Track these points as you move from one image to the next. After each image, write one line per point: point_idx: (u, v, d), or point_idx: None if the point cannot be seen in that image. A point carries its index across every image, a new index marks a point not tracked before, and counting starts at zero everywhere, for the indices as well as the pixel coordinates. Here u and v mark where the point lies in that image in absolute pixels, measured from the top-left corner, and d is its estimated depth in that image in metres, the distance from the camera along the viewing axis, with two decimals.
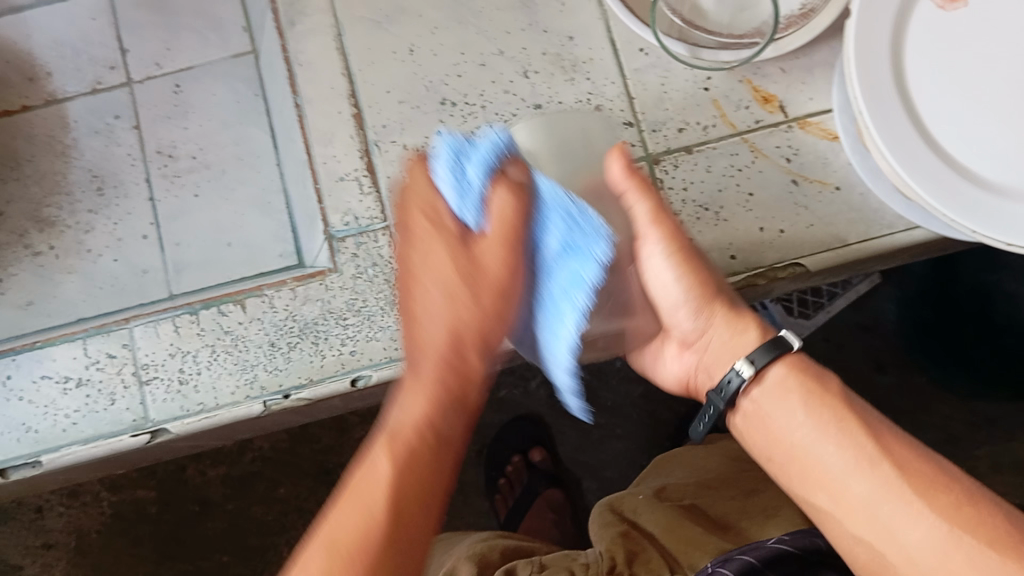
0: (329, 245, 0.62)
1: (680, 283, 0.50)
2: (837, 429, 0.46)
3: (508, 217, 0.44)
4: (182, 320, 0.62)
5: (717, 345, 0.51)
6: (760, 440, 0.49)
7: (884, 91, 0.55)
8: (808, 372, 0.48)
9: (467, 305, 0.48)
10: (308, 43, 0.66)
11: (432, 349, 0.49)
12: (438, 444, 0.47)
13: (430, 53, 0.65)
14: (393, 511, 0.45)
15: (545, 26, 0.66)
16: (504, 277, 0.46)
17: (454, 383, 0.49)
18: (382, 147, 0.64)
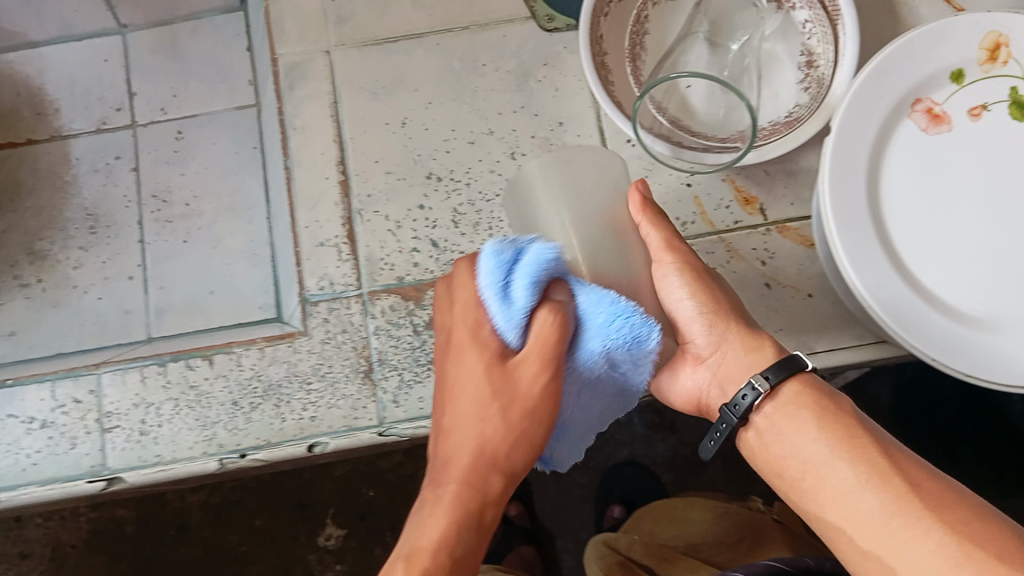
0: (302, 308, 0.63)
1: (691, 300, 0.50)
2: (847, 441, 0.44)
3: (547, 337, 0.43)
4: (150, 371, 0.62)
5: (732, 359, 0.50)
6: (772, 457, 0.47)
7: (855, 201, 0.55)
8: (821, 391, 0.47)
9: (499, 421, 0.44)
10: (305, 109, 0.67)
11: (457, 460, 0.45)
12: (457, 567, 0.42)
13: (421, 126, 0.66)
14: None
15: (537, 109, 0.66)
16: (540, 390, 0.44)
17: (474, 500, 0.44)
18: (364, 216, 0.65)
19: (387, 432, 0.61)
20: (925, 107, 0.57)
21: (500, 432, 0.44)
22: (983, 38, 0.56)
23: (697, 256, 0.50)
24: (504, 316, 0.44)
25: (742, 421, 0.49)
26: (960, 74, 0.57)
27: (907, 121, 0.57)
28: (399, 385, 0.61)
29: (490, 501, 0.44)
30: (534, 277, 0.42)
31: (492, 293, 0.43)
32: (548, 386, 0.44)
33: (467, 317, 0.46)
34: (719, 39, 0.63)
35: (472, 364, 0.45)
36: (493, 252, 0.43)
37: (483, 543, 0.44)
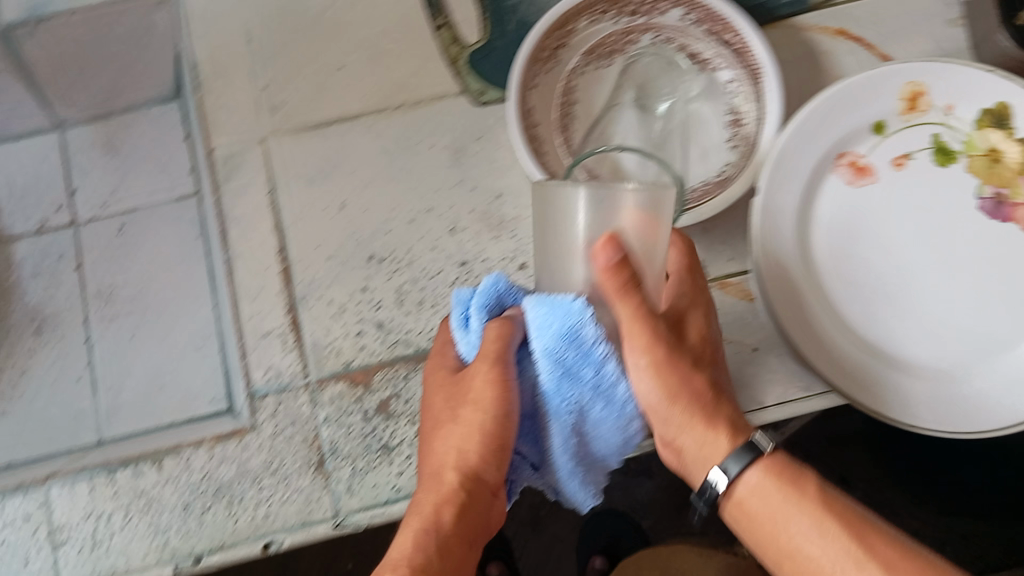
0: (249, 403, 0.63)
1: (655, 397, 0.49)
2: (820, 528, 0.46)
3: (496, 347, 0.48)
4: (99, 481, 0.61)
5: (690, 452, 0.50)
6: (751, 538, 0.50)
7: (782, 258, 0.56)
8: (785, 475, 0.48)
9: (463, 434, 0.50)
10: (241, 200, 0.67)
11: (431, 465, 0.53)
12: (422, 568, 0.48)
13: (360, 209, 0.66)
14: None
15: (474, 184, 0.67)
16: (499, 397, 0.49)
17: (441, 497, 0.50)
18: (308, 302, 0.64)
19: (343, 524, 0.59)
20: (849, 160, 0.58)
21: (463, 433, 0.50)
22: (901, 90, 0.57)
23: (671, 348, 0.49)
24: (464, 339, 0.53)
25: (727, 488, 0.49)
26: (882, 126, 0.58)
27: (832, 176, 0.58)
28: (352, 474, 0.60)
29: (448, 501, 0.50)
30: (481, 307, 0.50)
31: (458, 327, 0.53)
32: (496, 380, 0.48)
33: (438, 356, 0.56)
34: (645, 103, 0.64)
35: (437, 375, 0.55)
36: (461, 298, 0.52)
37: (450, 553, 0.49)
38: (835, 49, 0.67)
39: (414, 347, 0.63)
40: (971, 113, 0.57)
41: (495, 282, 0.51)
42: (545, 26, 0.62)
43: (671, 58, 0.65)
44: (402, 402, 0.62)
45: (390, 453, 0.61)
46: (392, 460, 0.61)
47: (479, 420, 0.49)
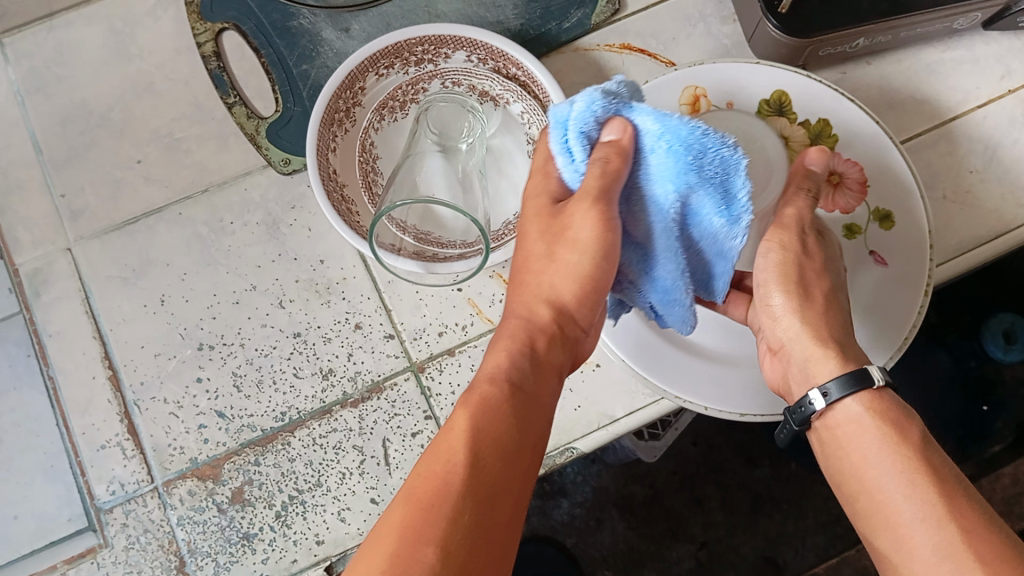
0: (97, 519, 0.61)
1: (774, 281, 0.55)
2: (904, 471, 0.44)
3: (596, 169, 0.46)
4: None
5: (796, 359, 0.53)
6: (833, 466, 0.49)
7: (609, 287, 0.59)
8: (888, 416, 0.47)
9: (559, 266, 0.50)
10: (55, 313, 0.64)
11: (526, 302, 0.52)
12: (514, 391, 0.46)
13: (182, 300, 0.65)
14: (471, 443, 0.42)
15: (295, 253, 0.66)
16: (596, 226, 0.48)
17: (529, 331, 0.49)
18: (141, 405, 0.63)
19: None
20: None
21: (565, 261, 0.50)
22: (683, 92, 0.61)
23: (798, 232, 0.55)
24: (569, 167, 0.50)
25: (820, 408, 0.50)
26: None
27: None
28: (215, 570, 0.60)
29: (541, 333, 0.49)
30: (581, 124, 0.47)
31: (561, 147, 0.50)
32: (592, 212, 0.48)
33: (545, 170, 0.53)
34: (447, 140, 0.64)
35: (533, 212, 0.53)
36: (557, 113, 0.48)
37: (544, 381, 0.48)
38: (622, 63, 0.69)
39: (261, 430, 0.62)
40: (748, 105, 0.61)
41: (593, 96, 0.46)
42: (334, 88, 0.62)
43: (461, 101, 0.66)
44: (255, 488, 0.61)
45: (251, 542, 0.60)
46: (255, 548, 0.60)
47: (581, 262, 0.49)
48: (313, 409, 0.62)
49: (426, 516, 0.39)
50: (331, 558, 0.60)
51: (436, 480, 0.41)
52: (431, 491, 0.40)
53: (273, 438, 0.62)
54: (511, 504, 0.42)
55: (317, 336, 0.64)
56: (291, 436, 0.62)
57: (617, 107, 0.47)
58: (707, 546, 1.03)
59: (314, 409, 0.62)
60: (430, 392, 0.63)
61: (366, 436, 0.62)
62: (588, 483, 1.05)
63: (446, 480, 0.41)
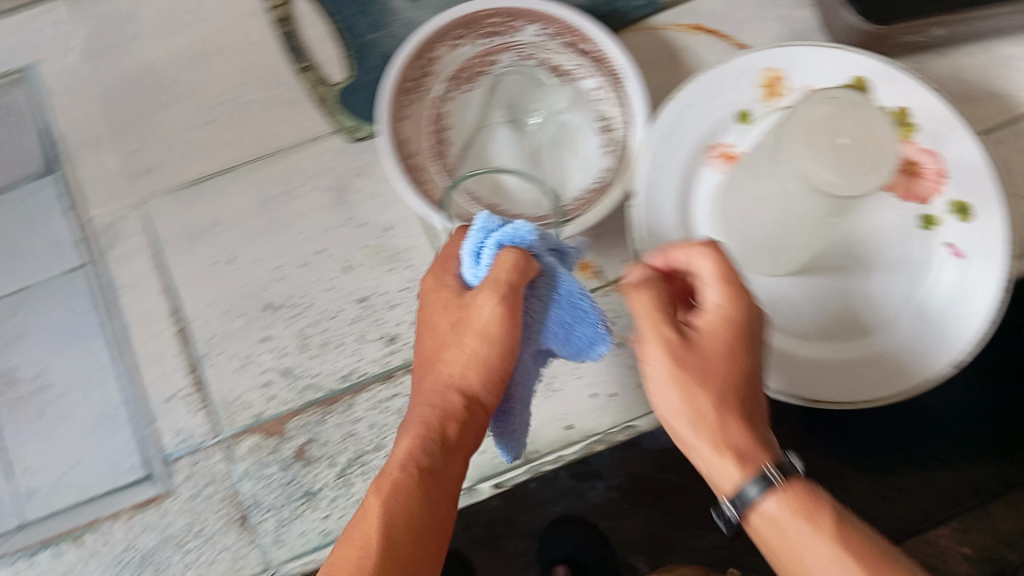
0: (163, 468, 0.62)
1: (670, 376, 0.49)
2: (841, 567, 0.44)
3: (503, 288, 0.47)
4: (22, 564, 0.62)
5: (707, 460, 0.49)
6: (771, 552, 0.48)
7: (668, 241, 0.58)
8: (810, 505, 0.46)
9: (473, 353, 0.50)
10: (127, 267, 0.66)
11: (432, 390, 0.53)
12: (423, 475, 0.50)
13: (250, 260, 0.66)
14: (382, 538, 0.48)
15: (362, 219, 0.67)
16: (501, 329, 0.49)
17: (443, 412, 0.51)
18: (209, 360, 0.64)
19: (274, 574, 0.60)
20: (720, 151, 0.60)
21: (476, 349, 0.50)
22: (758, 77, 0.59)
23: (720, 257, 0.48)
24: (470, 269, 0.51)
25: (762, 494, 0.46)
26: (746, 114, 0.60)
27: (706, 169, 0.60)
28: (277, 525, 0.61)
29: (456, 418, 0.51)
30: (499, 242, 0.48)
31: (470, 251, 0.50)
32: (490, 318, 0.48)
33: (442, 266, 0.54)
34: (515, 115, 0.67)
35: (439, 296, 0.53)
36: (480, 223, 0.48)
37: (455, 462, 0.51)
38: (692, 44, 0.69)
39: (324, 391, 0.63)
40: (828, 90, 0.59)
41: (523, 227, 0.47)
42: (406, 57, 0.63)
43: (535, 75, 0.67)
44: (319, 446, 0.62)
45: (313, 498, 0.61)
46: (317, 505, 0.61)
47: (486, 352, 0.50)
48: (376, 372, 0.63)
49: None
50: None
51: (351, 573, 0.47)
52: None
53: (337, 398, 0.63)
54: None
55: (382, 302, 0.65)
56: (355, 398, 0.63)
57: (538, 251, 0.47)
58: (738, 537, 1.02)
59: (377, 372, 0.63)
60: None
61: None
62: (622, 468, 1.04)
63: (359, 574, 0.47)
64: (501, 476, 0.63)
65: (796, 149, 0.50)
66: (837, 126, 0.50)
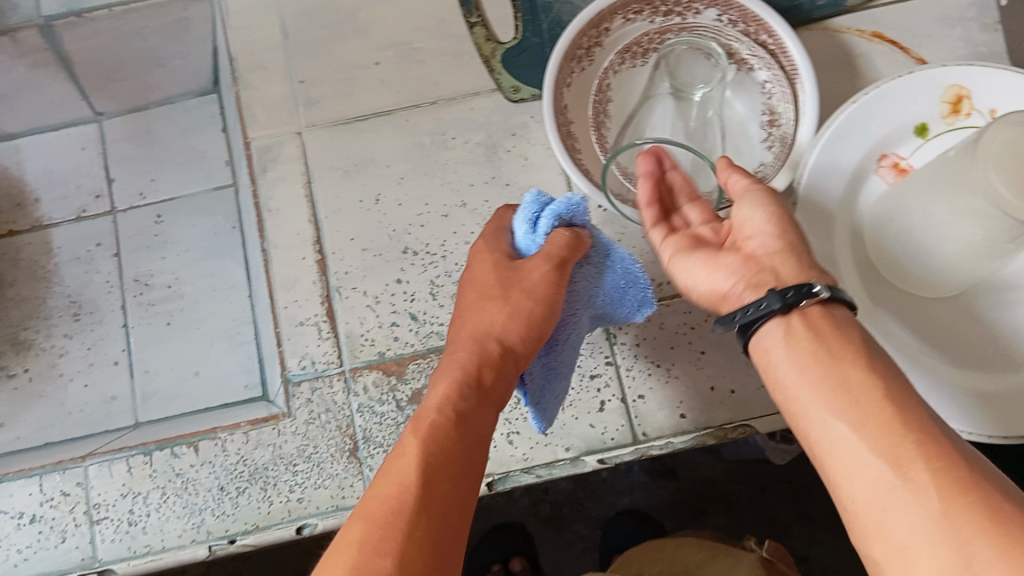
0: (285, 389, 0.64)
1: (753, 208, 0.49)
2: (853, 379, 0.39)
3: (559, 249, 0.52)
4: (136, 461, 0.63)
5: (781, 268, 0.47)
6: (777, 386, 0.43)
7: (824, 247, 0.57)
8: (848, 336, 0.42)
9: (507, 312, 0.53)
10: (279, 191, 0.68)
11: (468, 341, 0.53)
12: (460, 418, 0.48)
13: (396, 203, 0.67)
14: (422, 469, 0.44)
15: (508, 179, 0.68)
16: (547, 288, 0.53)
17: (480, 361, 0.51)
18: (342, 293, 0.66)
19: None
20: (891, 162, 0.58)
21: (516, 307, 0.53)
22: (946, 91, 0.58)
23: (780, 197, 0.50)
24: (526, 235, 0.56)
25: (780, 311, 0.43)
26: (923, 129, 0.58)
27: (874, 178, 0.58)
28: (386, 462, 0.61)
29: (488, 364, 0.51)
30: (553, 213, 0.53)
31: (524, 226, 0.55)
32: (548, 277, 0.53)
33: (491, 238, 0.58)
34: (681, 90, 0.65)
35: (485, 263, 0.57)
36: (532, 199, 0.55)
37: (486, 410, 0.50)
38: (869, 51, 0.67)
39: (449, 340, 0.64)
40: None
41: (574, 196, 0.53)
42: (581, 24, 0.63)
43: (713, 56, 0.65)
44: None
45: None
46: None
47: (532, 310, 0.53)
48: None
49: (383, 535, 0.41)
50: (492, 476, 0.62)
51: (387, 503, 0.42)
52: (378, 526, 0.41)
53: None
54: (454, 531, 0.43)
55: None
56: None
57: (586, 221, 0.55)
58: (806, 562, 0.91)
59: None
60: (615, 340, 0.64)
61: None
62: (699, 474, 0.92)
63: (395, 508, 0.42)
64: (607, 452, 0.62)
65: (988, 167, 0.46)
66: None
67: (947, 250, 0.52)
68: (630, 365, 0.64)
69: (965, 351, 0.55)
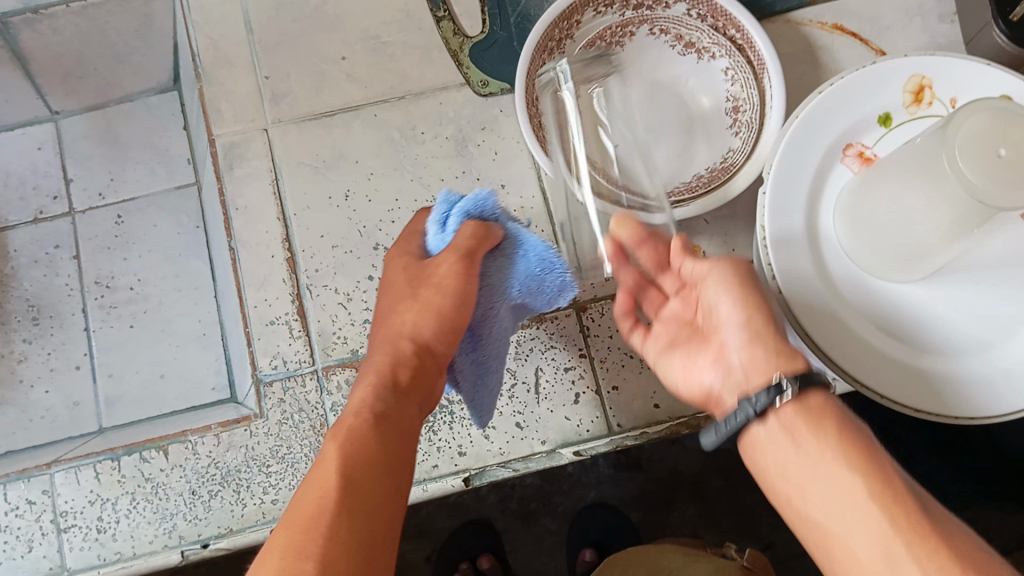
0: (257, 389, 0.63)
1: (722, 298, 0.47)
2: (841, 460, 0.39)
3: (463, 243, 0.54)
4: (104, 466, 0.62)
5: (748, 360, 0.45)
6: (769, 468, 0.43)
7: (792, 231, 0.57)
8: (826, 412, 0.41)
9: (419, 309, 0.53)
10: (246, 189, 0.67)
11: (383, 345, 0.53)
12: (382, 417, 0.47)
13: (366, 198, 0.67)
14: (347, 467, 0.43)
15: (478, 173, 0.67)
16: (455, 280, 0.53)
17: (396, 362, 0.51)
18: (313, 291, 0.65)
19: None
20: (856, 151, 0.59)
21: (426, 304, 0.53)
22: (907, 81, 0.59)
23: (744, 271, 0.48)
24: (436, 235, 0.57)
25: (756, 418, 0.42)
26: (887, 118, 0.59)
27: (840, 166, 0.59)
28: None
29: (403, 362, 0.51)
30: (459, 211, 0.56)
31: (435, 225, 0.57)
32: (455, 270, 0.53)
33: (404, 244, 0.59)
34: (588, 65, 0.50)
35: (397, 268, 0.57)
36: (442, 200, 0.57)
37: (409, 407, 0.49)
38: (832, 43, 0.68)
39: None
40: None
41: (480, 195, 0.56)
42: (551, 17, 0.63)
43: (615, 63, 0.51)
44: None
45: None
46: None
47: (442, 303, 0.52)
48: None
49: (304, 536, 0.39)
50: (470, 471, 0.62)
51: (311, 506, 0.41)
52: (304, 530, 0.39)
53: None
54: (384, 528, 0.42)
55: None
56: None
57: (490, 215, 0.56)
58: (772, 548, 0.94)
59: None
60: (588, 332, 0.64)
61: (520, 361, 0.64)
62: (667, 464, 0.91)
63: (319, 508, 0.40)
64: (584, 444, 0.62)
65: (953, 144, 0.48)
66: (998, 136, 0.47)
67: (911, 233, 0.52)
68: (605, 356, 0.63)
69: (921, 335, 0.56)
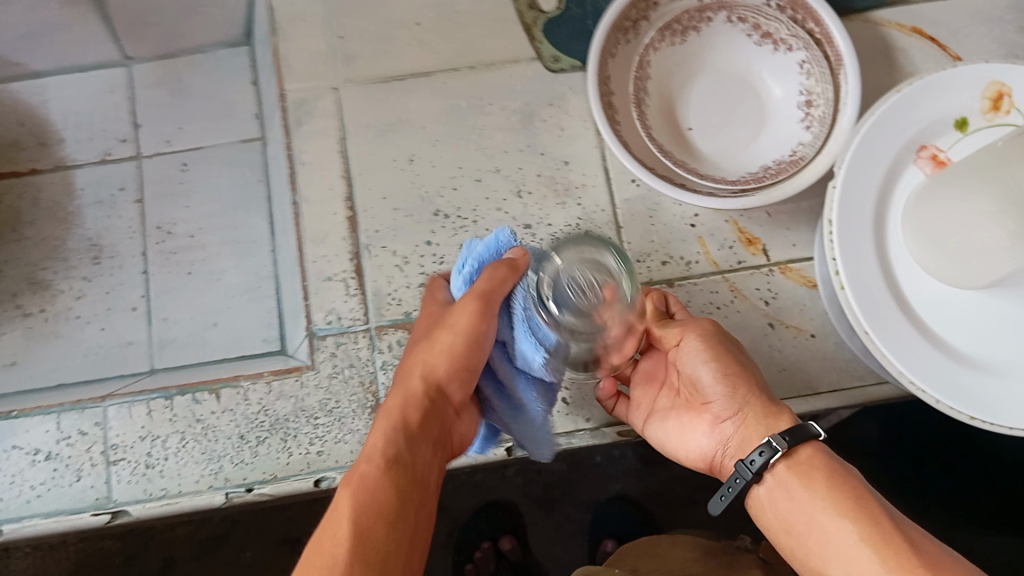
0: (309, 342, 0.64)
1: (700, 364, 0.50)
2: (848, 507, 0.44)
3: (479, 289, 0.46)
4: (155, 405, 0.63)
5: (742, 427, 0.49)
6: (777, 521, 0.47)
7: (858, 228, 0.57)
8: (831, 465, 0.46)
9: (431, 354, 0.47)
10: (312, 145, 0.68)
11: (398, 389, 0.48)
12: (392, 465, 0.43)
13: (429, 164, 0.67)
14: (352, 533, 0.40)
15: (542, 148, 0.68)
16: (472, 321, 0.46)
17: (409, 406, 0.46)
18: (371, 251, 0.65)
19: None
20: (930, 153, 0.59)
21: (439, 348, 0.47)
22: (985, 87, 0.58)
23: (714, 333, 0.51)
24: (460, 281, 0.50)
25: (753, 481, 0.47)
26: (963, 123, 0.58)
27: (910, 168, 0.59)
28: None
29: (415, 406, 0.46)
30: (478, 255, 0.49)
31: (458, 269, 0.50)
32: (469, 312, 0.46)
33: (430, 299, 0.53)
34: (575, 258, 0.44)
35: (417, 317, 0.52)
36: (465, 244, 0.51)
37: (427, 454, 0.45)
38: (908, 46, 0.68)
39: None
40: None
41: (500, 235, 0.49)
42: None
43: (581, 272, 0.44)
44: None
45: None
46: None
47: (455, 343, 0.46)
48: None
49: None
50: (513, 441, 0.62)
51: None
52: None
53: None
54: None
55: (545, 233, 0.66)
56: None
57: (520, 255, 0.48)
58: None
59: None
60: None
61: None
62: None
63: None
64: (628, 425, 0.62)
65: None
66: None
67: (978, 240, 0.52)
68: None
69: (981, 342, 0.56)
